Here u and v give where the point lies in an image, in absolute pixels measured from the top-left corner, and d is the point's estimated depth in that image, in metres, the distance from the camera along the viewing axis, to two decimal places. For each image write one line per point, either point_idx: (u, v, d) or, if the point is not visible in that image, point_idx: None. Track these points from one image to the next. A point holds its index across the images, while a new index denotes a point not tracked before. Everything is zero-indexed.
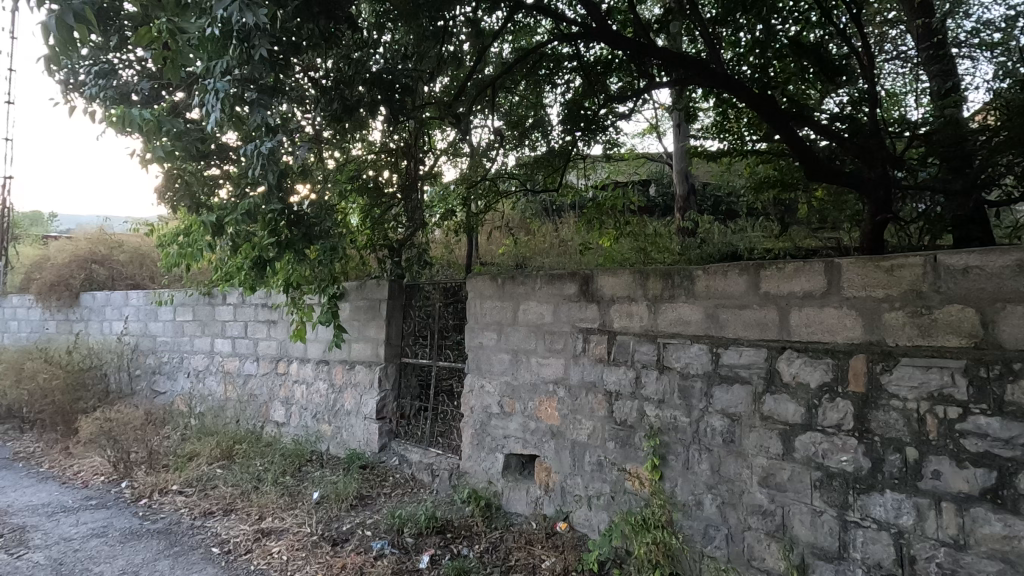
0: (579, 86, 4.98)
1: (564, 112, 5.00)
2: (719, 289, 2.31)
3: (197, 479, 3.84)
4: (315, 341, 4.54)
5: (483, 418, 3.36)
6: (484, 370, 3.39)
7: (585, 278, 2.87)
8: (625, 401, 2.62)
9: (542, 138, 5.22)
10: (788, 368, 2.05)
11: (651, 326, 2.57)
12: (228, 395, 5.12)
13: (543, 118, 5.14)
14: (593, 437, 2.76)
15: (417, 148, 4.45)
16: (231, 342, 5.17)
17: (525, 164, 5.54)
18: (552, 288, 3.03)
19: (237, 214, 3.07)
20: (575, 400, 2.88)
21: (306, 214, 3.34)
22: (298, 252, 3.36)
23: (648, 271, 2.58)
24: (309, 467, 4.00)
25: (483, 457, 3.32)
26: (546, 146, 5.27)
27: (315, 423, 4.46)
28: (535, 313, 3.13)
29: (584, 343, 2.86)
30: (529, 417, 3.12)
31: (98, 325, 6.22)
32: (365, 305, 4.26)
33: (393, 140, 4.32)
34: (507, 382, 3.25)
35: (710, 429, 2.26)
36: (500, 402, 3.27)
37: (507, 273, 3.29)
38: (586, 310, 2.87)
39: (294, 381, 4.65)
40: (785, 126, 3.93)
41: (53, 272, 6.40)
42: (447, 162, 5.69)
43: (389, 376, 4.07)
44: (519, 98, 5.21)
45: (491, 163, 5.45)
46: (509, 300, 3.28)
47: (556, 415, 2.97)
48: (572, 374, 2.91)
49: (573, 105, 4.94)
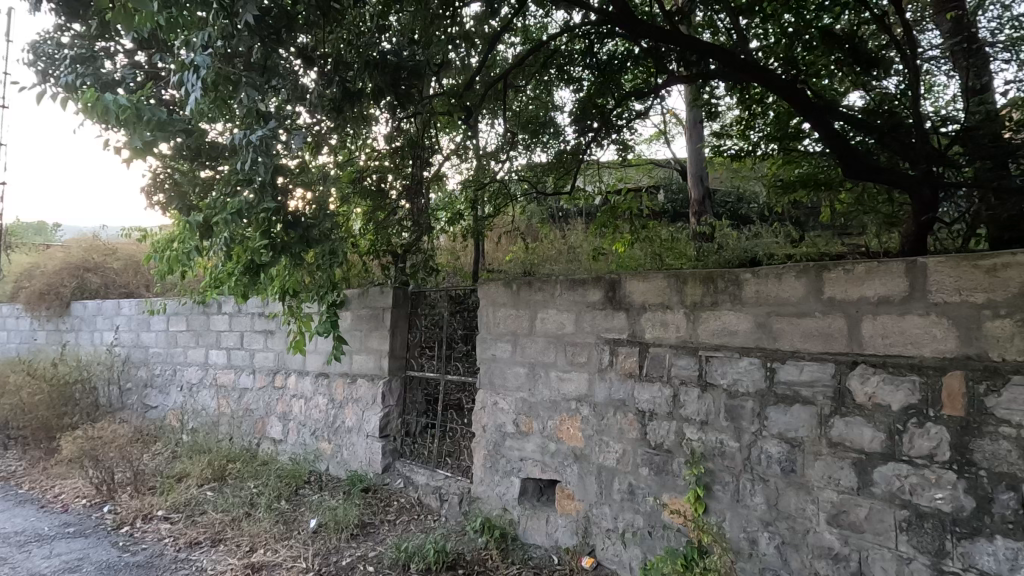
0: (587, 82, 4.73)
1: (576, 111, 4.76)
2: (773, 295, 2.02)
3: (185, 504, 3.54)
4: (315, 352, 4.24)
5: (496, 438, 3.06)
6: (497, 386, 3.09)
7: (611, 283, 2.59)
8: (661, 422, 2.32)
9: (551, 140, 5.00)
10: (862, 387, 1.75)
11: (690, 336, 2.28)
12: (223, 410, 4.83)
13: (553, 119, 4.92)
14: (623, 462, 2.46)
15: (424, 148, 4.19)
16: (226, 353, 4.88)
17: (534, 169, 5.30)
18: (574, 294, 2.75)
19: (226, 213, 2.77)
20: (602, 419, 2.58)
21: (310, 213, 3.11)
22: (295, 256, 3.11)
23: (685, 275, 2.30)
24: (306, 491, 3.69)
25: (497, 482, 3.02)
26: (556, 149, 5.03)
27: (314, 440, 4.16)
28: (554, 322, 2.84)
29: (611, 356, 2.58)
30: (548, 438, 2.82)
31: (89, 335, 5.94)
32: (367, 314, 3.97)
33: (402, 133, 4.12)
34: (524, 399, 2.95)
35: (765, 457, 1.96)
36: (516, 420, 2.97)
37: (522, 278, 3.01)
38: (612, 319, 2.58)
39: (292, 395, 4.36)
40: (824, 124, 3.67)
41: (42, 279, 6.14)
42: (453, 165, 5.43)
43: (393, 391, 3.78)
44: (528, 98, 4.98)
45: (497, 168, 5.18)
46: (524, 307, 2.99)
47: (579, 436, 2.67)
48: (597, 391, 2.61)
49: (584, 105, 4.70)
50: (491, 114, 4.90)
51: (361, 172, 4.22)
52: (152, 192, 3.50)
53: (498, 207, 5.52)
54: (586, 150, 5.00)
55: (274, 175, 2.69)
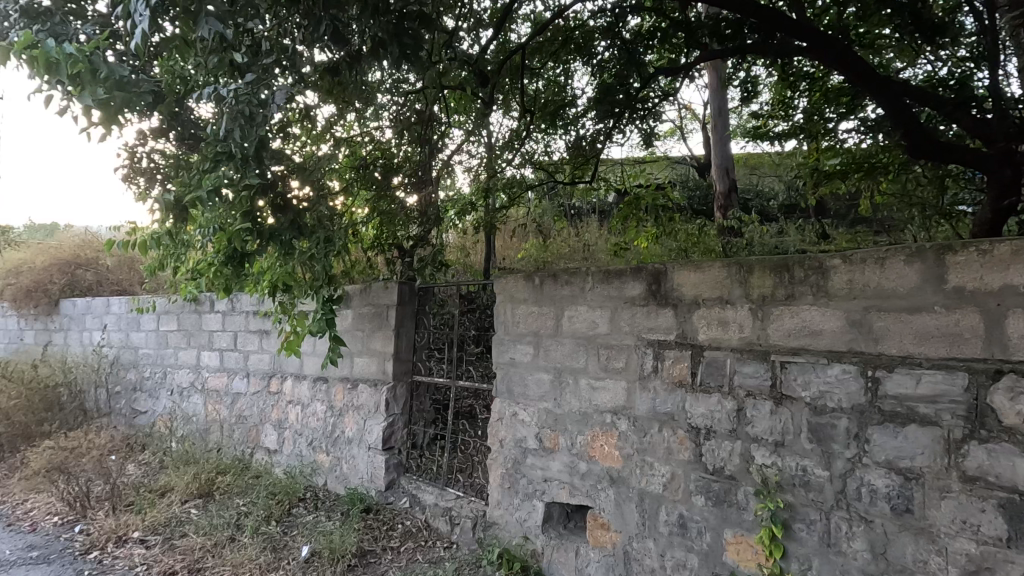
0: (606, 63, 4.32)
1: (593, 98, 4.38)
2: (872, 285, 1.61)
3: (164, 525, 3.17)
4: (312, 354, 3.85)
5: (516, 454, 2.65)
6: (516, 393, 2.69)
7: (655, 274, 2.20)
8: (720, 442, 1.91)
9: (569, 128, 4.63)
10: (1012, 406, 1.36)
11: (757, 337, 1.87)
12: (214, 418, 4.45)
13: (571, 103, 4.52)
14: (671, 488, 2.06)
15: (433, 134, 3.84)
16: (218, 355, 4.51)
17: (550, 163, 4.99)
18: (609, 289, 2.36)
19: (200, 190, 2.38)
20: (646, 435, 2.17)
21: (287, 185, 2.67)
22: (285, 246, 2.74)
23: (752, 263, 1.89)
24: (300, 509, 3.31)
25: (516, 507, 2.62)
26: (572, 136, 4.66)
27: (311, 452, 3.77)
28: (584, 321, 2.45)
29: (655, 361, 2.18)
30: (577, 456, 2.42)
31: (77, 336, 5.58)
32: (370, 311, 3.57)
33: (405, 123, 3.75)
34: (548, 410, 2.56)
35: (867, 491, 1.56)
36: (539, 435, 2.57)
37: (546, 270, 2.61)
38: (657, 317, 2.20)
39: (288, 402, 3.97)
40: (896, 101, 3.18)
41: (29, 276, 5.78)
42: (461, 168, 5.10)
43: (398, 399, 3.39)
44: (543, 82, 4.58)
45: (505, 169, 4.86)
46: (549, 305, 2.59)
47: (616, 455, 2.27)
48: (638, 403, 2.22)
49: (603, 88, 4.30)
50: (506, 98, 4.56)
51: (365, 158, 3.88)
52: (131, 176, 3.13)
53: (512, 199, 5.13)
54: (604, 142, 4.63)
55: (258, 146, 2.31)
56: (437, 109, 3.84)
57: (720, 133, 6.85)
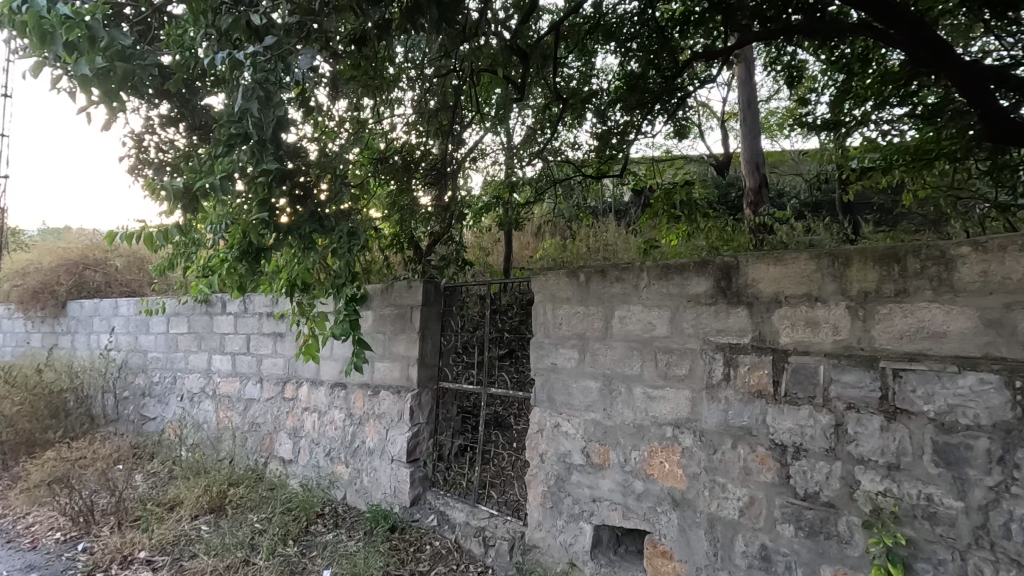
0: (635, 52, 4.01)
1: (622, 88, 4.10)
2: (1015, 277, 1.35)
3: (172, 543, 2.95)
4: (330, 359, 3.61)
5: (560, 471, 2.40)
6: (559, 402, 2.43)
7: (725, 269, 1.94)
8: (814, 463, 1.65)
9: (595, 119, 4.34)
10: None
11: (858, 339, 1.60)
12: (226, 425, 4.23)
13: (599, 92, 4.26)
14: (749, 515, 1.80)
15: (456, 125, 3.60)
16: (230, 359, 4.29)
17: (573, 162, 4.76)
18: (669, 286, 2.10)
19: (212, 177, 2.10)
20: (717, 453, 1.91)
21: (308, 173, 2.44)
22: (304, 241, 2.50)
23: (851, 253, 1.62)
24: (319, 527, 3.08)
25: (560, 529, 2.36)
26: (596, 129, 4.39)
27: (328, 463, 3.53)
28: (638, 322, 2.19)
29: (725, 369, 1.92)
30: (631, 474, 2.16)
31: (84, 338, 5.39)
32: (392, 312, 3.32)
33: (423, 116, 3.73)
34: (596, 422, 2.30)
35: (1017, 526, 1.32)
36: (586, 449, 2.32)
37: (593, 266, 2.35)
38: (728, 318, 1.93)
39: (304, 409, 3.74)
40: (984, 89, 2.95)
41: (35, 277, 5.59)
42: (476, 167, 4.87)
43: (423, 407, 3.14)
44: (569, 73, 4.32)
45: (524, 166, 4.62)
46: (596, 304, 2.33)
47: (678, 474, 2.01)
48: (705, 415, 1.96)
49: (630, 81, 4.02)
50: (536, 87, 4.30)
51: (384, 150, 3.65)
52: (138, 167, 2.91)
53: (534, 196, 4.89)
54: (630, 138, 4.34)
55: (275, 128, 2.15)
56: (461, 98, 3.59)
57: (749, 127, 6.59)
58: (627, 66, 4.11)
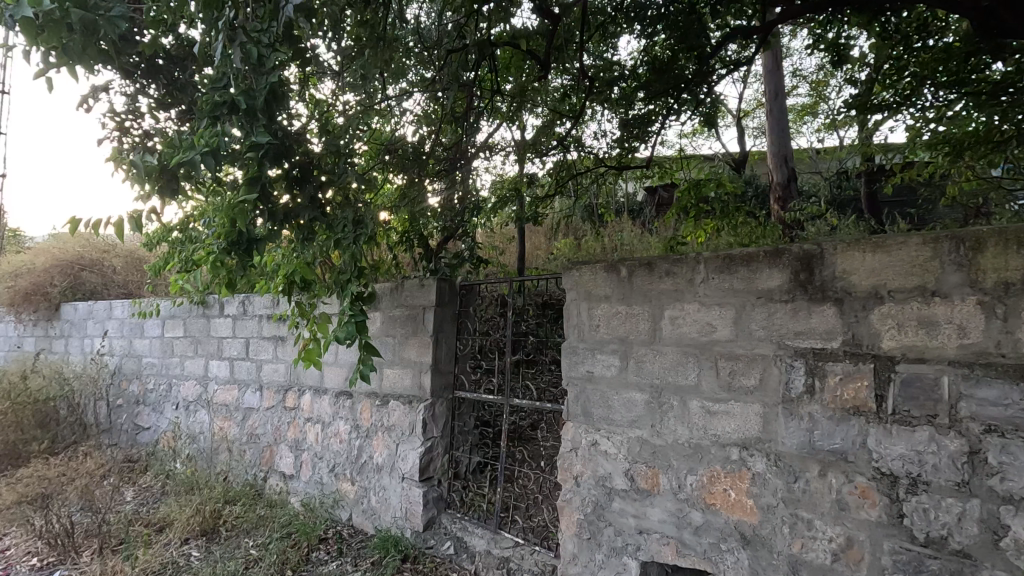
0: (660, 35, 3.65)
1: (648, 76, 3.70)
2: None
3: (158, 573, 2.64)
4: (334, 365, 3.30)
5: (598, 496, 2.07)
6: (597, 417, 2.11)
7: (806, 259, 1.61)
8: (940, 500, 1.35)
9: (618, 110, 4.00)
10: None
11: (995, 344, 1.30)
12: (223, 437, 3.92)
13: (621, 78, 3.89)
14: (846, 559, 1.48)
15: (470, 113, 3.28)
16: (228, 364, 3.99)
17: (592, 156, 4.41)
18: (732, 281, 1.77)
19: (192, 151, 1.80)
20: (798, 482, 1.58)
21: (310, 154, 2.14)
22: (304, 232, 2.19)
23: (981, 235, 1.31)
24: (322, 555, 2.76)
25: (599, 565, 2.03)
26: (619, 119, 4.03)
27: (333, 480, 3.22)
28: (694, 324, 1.86)
29: (807, 379, 1.59)
30: (686, 503, 1.83)
31: (78, 343, 5.11)
32: (402, 314, 3.00)
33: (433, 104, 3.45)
34: (642, 441, 1.97)
35: None
36: (630, 472, 1.98)
37: (638, 259, 2.03)
38: (811, 318, 1.60)
39: (306, 420, 3.44)
40: None
41: (27, 278, 5.32)
42: (485, 169, 4.49)
43: (438, 419, 2.82)
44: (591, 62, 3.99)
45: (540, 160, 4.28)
46: (642, 303, 2.01)
47: (748, 506, 1.68)
48: (782, 436, 1.63)
49: (658, 65, 3.63)
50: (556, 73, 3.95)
51: (390, 140, 3.34)
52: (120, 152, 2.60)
53: (549, 191, 4.57)
54: (655, 126, 4.01)
55: (271, 98, 1.86)
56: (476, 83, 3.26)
57: (776, 117, 6.23)
58: (652, 48, 3.73)
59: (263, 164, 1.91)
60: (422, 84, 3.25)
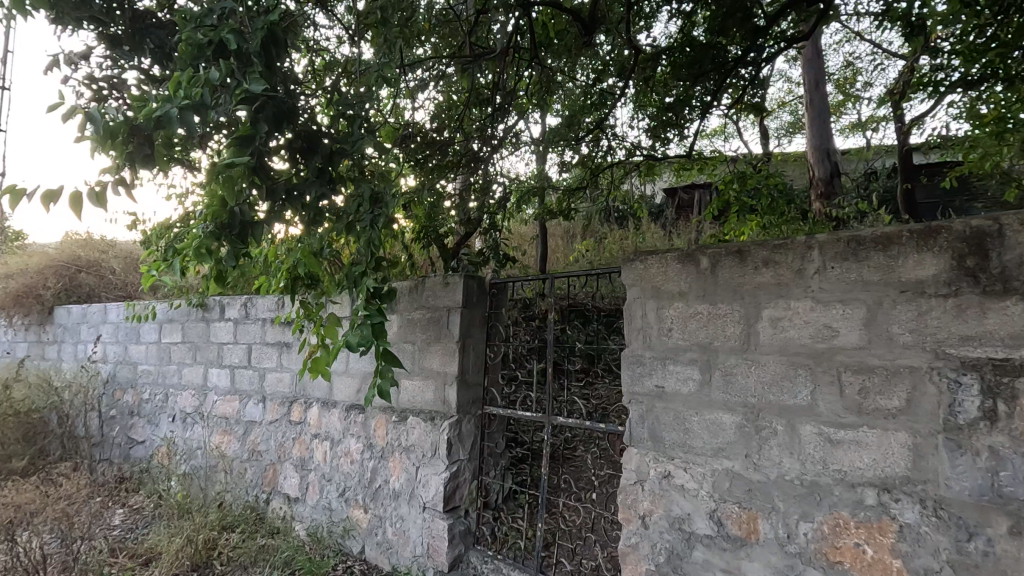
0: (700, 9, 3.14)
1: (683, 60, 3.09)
2: None
3: None
4: (344, 375, 2.92)
5: (674, 542, 1.66)
6: (670, 443, 1.70)
7: (977, 240, 1.21)
8: None
9: (655, 96, 3.60)
10: None
11: None
12: (222, 454, 3.54)
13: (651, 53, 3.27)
14: None
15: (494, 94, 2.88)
16: (229, 373, 3.61)
17: (622, 149, 4.01)
18: (863, 271, 1.37)
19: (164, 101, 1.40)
20: (974, 541, 1.18)
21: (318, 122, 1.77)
22: (311, 215, 1.82)
23: None
24: None
25: None
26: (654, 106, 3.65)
27: (343, 506, 2.83)
28: (807, 328, 1.45)
29: (986, 403, 1.18)
30: (799, 560, 1.42)
31: (71, 348, 4.77)
32: (423, 317, 2.61)
33: (453, 89, 3.11)
34: (733, 474, 1.56)
35: None
36: (718, 515, 1.57)
37: (724, 249, 1.62)
38: (987, 319, 1.19)
39: (314, 437, 3.05)
40: None
41: (18, 280, 4.96)
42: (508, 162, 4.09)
43: (465, 439, 2.42)
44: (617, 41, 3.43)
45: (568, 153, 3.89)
46: (730, 302, 1.61)
47: (896, 569, 1.27)
48: (946, 478, 1.22)
49: (698, 44, 3.04)
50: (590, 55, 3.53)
51: (405, 126, 2.99)
52: None
53: (575, 186, 4.19)
54: (690, 117, 3.60)
55: (269, 45, 1.50)
56: (499, 60, 2.86)
57: (816, 109, 5.80)
58: (691, 26, 3.26)
59: (259, 122, 1.52)
60: (441, 61, 2.87)
